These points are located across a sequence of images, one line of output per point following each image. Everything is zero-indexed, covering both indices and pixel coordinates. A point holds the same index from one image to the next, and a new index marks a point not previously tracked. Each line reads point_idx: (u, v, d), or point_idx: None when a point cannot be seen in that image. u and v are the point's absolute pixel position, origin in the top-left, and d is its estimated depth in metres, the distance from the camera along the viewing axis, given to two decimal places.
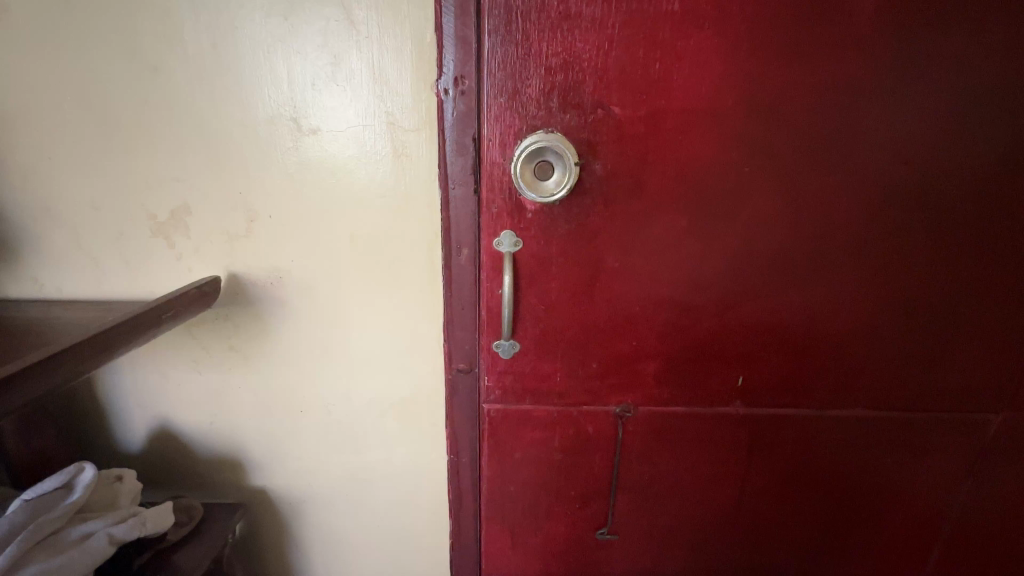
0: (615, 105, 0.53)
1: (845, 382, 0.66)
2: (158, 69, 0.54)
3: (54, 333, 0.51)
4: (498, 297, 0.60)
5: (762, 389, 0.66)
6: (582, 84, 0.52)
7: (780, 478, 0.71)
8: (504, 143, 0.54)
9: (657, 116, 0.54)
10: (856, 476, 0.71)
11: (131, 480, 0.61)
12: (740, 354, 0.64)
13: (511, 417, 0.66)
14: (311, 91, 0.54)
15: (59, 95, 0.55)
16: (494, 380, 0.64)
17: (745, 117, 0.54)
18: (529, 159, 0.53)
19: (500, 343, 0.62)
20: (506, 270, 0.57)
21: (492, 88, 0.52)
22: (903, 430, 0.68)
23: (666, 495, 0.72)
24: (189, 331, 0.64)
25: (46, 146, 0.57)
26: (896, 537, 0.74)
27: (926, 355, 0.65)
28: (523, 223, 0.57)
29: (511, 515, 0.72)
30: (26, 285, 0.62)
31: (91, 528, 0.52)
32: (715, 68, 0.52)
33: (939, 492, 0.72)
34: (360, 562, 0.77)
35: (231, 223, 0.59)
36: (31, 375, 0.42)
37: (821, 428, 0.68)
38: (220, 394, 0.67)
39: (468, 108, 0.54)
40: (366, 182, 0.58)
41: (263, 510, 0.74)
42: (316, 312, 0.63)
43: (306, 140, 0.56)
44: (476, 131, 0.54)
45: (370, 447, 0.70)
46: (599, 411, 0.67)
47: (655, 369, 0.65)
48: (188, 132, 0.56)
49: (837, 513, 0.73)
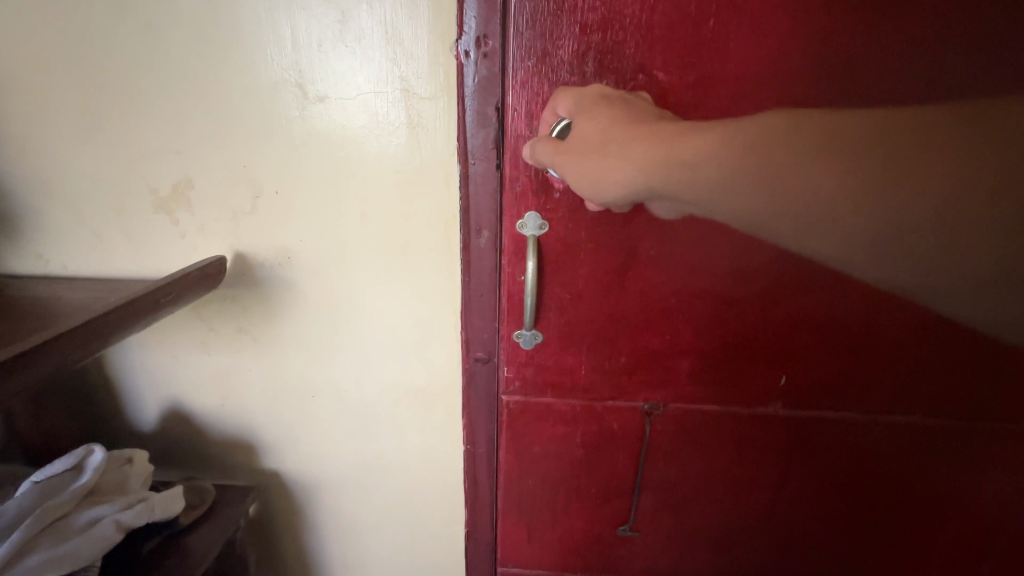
0: (659, 71, 0.47)
1: (901, 385, 0.60)
2: (152, 28, 0.49)
3: (55, 314, 0.49)
4: (521, 283, 0.56)
5: (807, 390, 0.61)
6: (622, 47, 0.46)
7: (818, 483, 0.66)
8: (531, 113, 0.48)
9: (705, 83, 0.47)
10: (904, 484, 0.65)
11: (143, 463, 0.58)
12: (785, 353, 0.59)
13: (532, 410, 0.63)
14: (317, 54, 0.49)
15: (50, 59, 0.51)
16: (515, 371, 0.61)
17: (813, 85, 0.46)
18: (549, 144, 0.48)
19: (522, 333, 0.58)
20: (529, 254, 0.52)
21: (518, 51, 0.46)
22: (964, 438, 0.62)
23: (693, 498, 0.68)
24: (195, 311, 0.61)
25: (41, 116, 0.53)
26: (944, 550, 0.69)
27: (999, 362, 0.57)
28: (549, 204, 0.52)
29: (529, 508, 0.69)
30: (31, 262, 0.59)
31: (98, 514, 0.50)
32: (778, 26, 0.45)
33: (998, 506, 0.66)
34: (373, 546, 0.76)
35: (236, 199, 0.55)
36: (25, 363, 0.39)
37: (869, 433, 0.62)
38: (229, 376, 0.65)
39: (491, 72, 0.47)
40: (378, 156, 0.53)
41: (275, 493, 0.72)
42: (326, 295, 0.59)
43: (313, 108, 0.51)
44: (500, 99, 0.48)
45: (383, 435, 0.68)
46: (625, 408, 0.62)
47: (689, 366, 0.60)
48: (186, 99, 0.51)
49: (878, 522, 0.68)
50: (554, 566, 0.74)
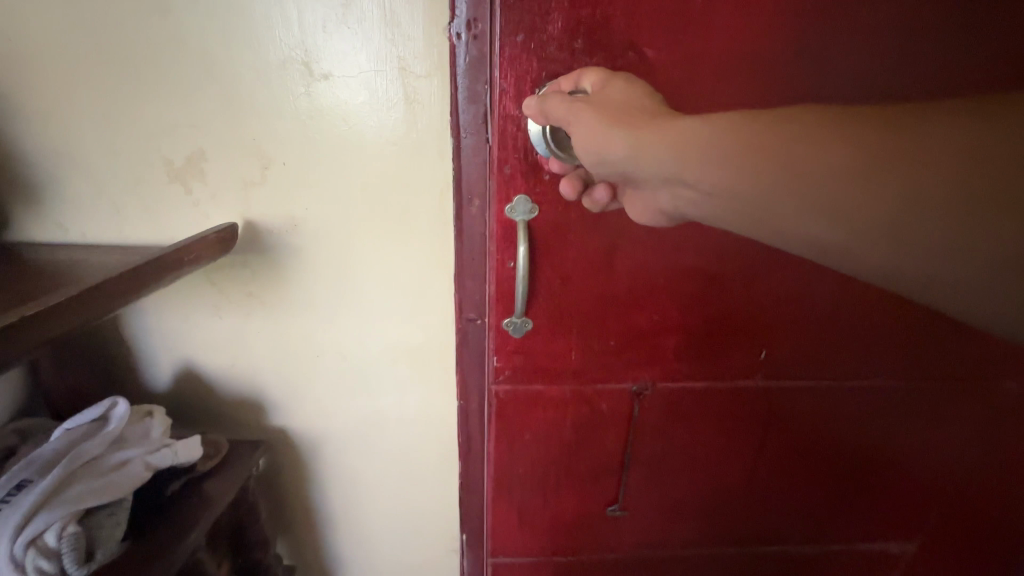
0: (637, 57, 0.51)
1: (864, 358, 0.67)
2: (168, 10, 0.53)
3: (80, 275, 0.53)
4: (509, 270, 0.60)
5: (782, 364, 0.68)
6: (602, 33, 0.50)
7: (791, 447, 0.75)
8: (519, 91, 0.52)
9: (681, 66, 0.51)
10: (864, 441, 0.75)
11: (162, 415, 0.62)
12: (762, 329, 0.65)
13: (521, 396, 0.68)
14: (322, 35, 0.53)
15: (70, 37, 0.55)
16: (504, 361, 0.66)
17: (773, 69, 0.51)
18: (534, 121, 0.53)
19: (512, 320, 0.63)
20: (521, 240, 0.57)
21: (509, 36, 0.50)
22: (916, 400, 0.72)
23: (679, 468, 0.75)
24: (207, 276, 0.66)
25: (61, 90, 0.57)
26: (896, 492, 0.81)
27: (947, 337, 0.66)
28: (538, 183, 0.56)
29: (524, 485, 0.75)
30: (49, 229, 0.63)
31: (127, 455, 0.55)
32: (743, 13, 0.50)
33: (940, 453, 0.78)
34: (373, 499, 0.83)
35: (246, 170, 0.59)
36: (65, 308, 0.44)
37: (836, 400, 0.71)
38: (239, 338, 0.70)
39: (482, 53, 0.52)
40: (377, 129, 0.57)
41: (282, 448, 0.78)
42: (329, 259, 0.64)
43: (318, 85, 0.56)
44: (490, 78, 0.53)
45: (383, 392, 0.74)
46: (615, 390, 0.69)
47: (675, 344, 0.66)
48: (201, 77, 0.56)
49: (843, 474, 0.78)
50: (546, 530, 0.79)
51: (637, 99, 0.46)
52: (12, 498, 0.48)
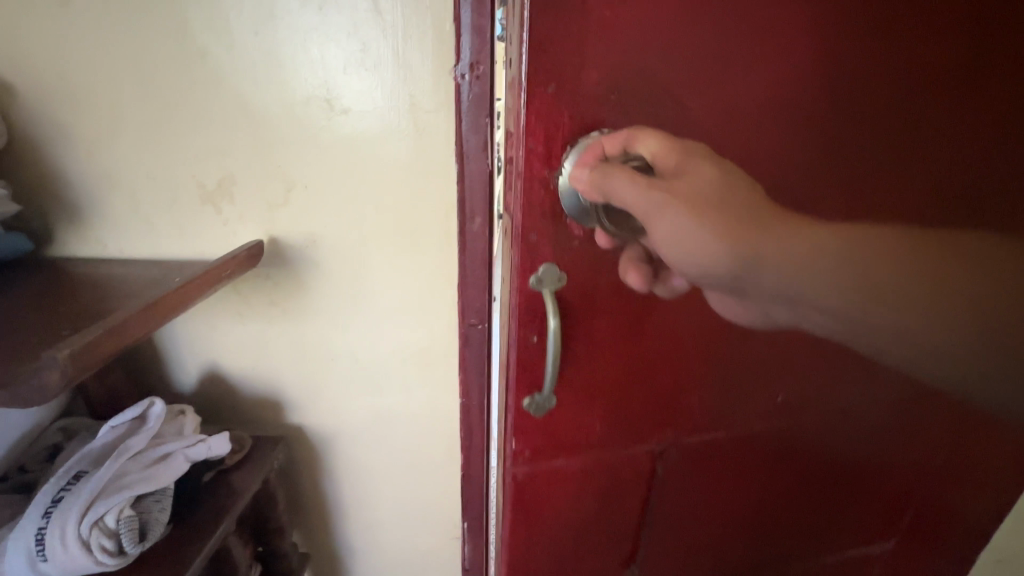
0: (691, 103, 0.42)
1: (873, 407, 0.66)
2: (205, 53, 0.60)
3: (119, 292, 0.56)
4: (530, 345, 0.52)
5: (799, 413, 0.65)
6: (653, 70, 0.41)
7: (795, 487, 0.73)
8: (549, 153, 0.43)
9: (741, 111, 0.43)
10: (858, 480, 0.75)
11: (193, 414, 0.69)
12: (783, 381, 0.61)
13: (540, 476, 0.62)
14: (342, 75, 0.61)
15: (115, 75, 0.61)
16: (521, 443, 0.59)
17: (838, 112, 0.45)
18: (574, 201, 0.44)
19: (535, 399, 0.55)
20: (550, 313, 0.48)
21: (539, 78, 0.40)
22: (917, 443, 0.71)
23: (690, 520, 0.72)
24: (234, 287, 0.72)
25: (105, 122, 0.63)
26: (884, 523, 0.82)
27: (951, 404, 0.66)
28: (567, 253, 0.48)
29: (538, 560, 0.68)
30: (90, 245, 0.69)
31: (169, 449, 0.61)
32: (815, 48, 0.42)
33: (929, 492, 0.78)
34: (381, 490, 0.89)
35: (271, 191, 0.66)
36: (136, 321, 0.48)
37: (841, 442, 0.69)
38: (261, 343, 0.76)
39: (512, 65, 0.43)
40: (391, 156, 0.65)
41: (299, 444, 0.85)
42: (345, 271, 0.71)
43: (337, 118, 0.63)
44: (513, 126, 0.43)
45: (392, 390, 0.80)
46: (636, 456, 0.64)
47: (696, 403, 0.61)
48: (233, 111, 0.62)
49: (834, 509, 0.78)
50: None
51: (732, 185, 0.42)
52: (72, 486, 0.54)
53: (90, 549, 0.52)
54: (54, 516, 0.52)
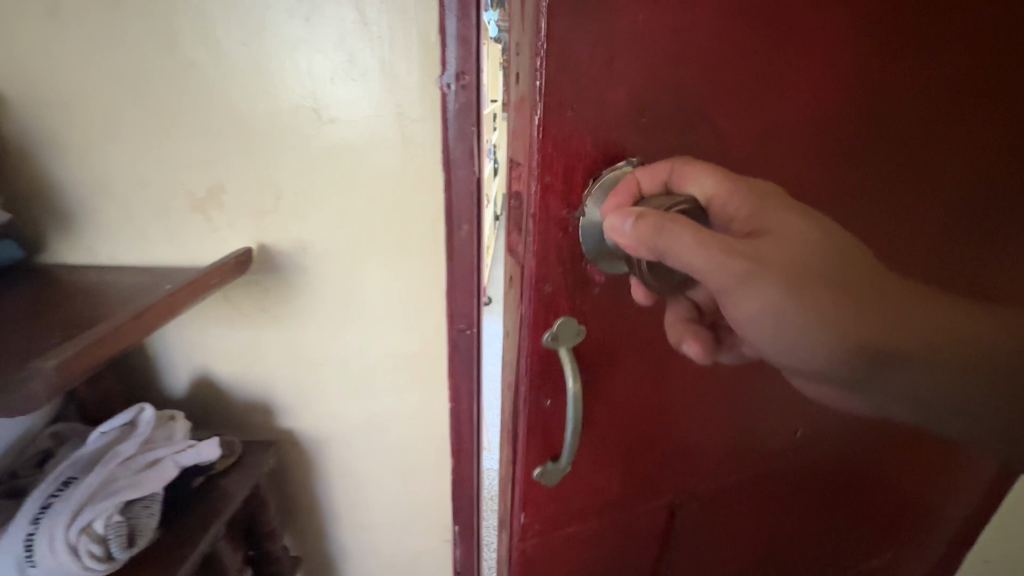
0: (687, 123, 0.44)
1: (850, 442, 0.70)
2: (194, 63, 0.60)
3: (108, 299, 0.57)
4: (544, 408, 0.52)
5: (788, 455, 0.68)
6: (655, 102, 0.42)
7: (794, 523, 0.76)
8: (557, 184, 0.43)
9: (733, 139, 0.46)
10: (852, 508, 0.78)
11: (184, 419, 0.70)
12: (771, 422, 0.64)
13: (556, 539, 0.61)
14: (330, 85, 0.61)
15: (104, 86, 0.61)
16: (527, 504, 0.57)
17: (811, 131, 0.49)
18: (597, 240, 0.45)
19: (549, 468, 0.54)
20: (567, 375, 0.48)
21: (551, 115, 0.41)
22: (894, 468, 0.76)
23: (699, 558, 0.74)
24: (224, 294, 0.73)
25: (96, 131, 0.64)
26: (880, 538, 0.84)
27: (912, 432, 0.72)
28: (578, 308, 0.48)
29: None
30: (81, 252, 0.70)
31: (159, 455, 0.62)
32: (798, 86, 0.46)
33: (915, 512, 0.82)
34: (373, 494, 0.90)
35: (261, 200, 0.67)
36: (130, 328, 0.49)
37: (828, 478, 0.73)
38: (251, 348, 0.77)
39: (520, 103, 0.43)
40: (379, 164, 0.65)
41: (289, 449, 0.85)
42: (334, 277, 0.72)
43: (325, 127, 0.63)
44: (528, 167, 0.43)
45: (383, 395, 0.81)
46: (655, 510, 0.65)
47: (697, 451, 0.63)
48: (222, 121, 0.63)
49: (834, 538, 0.81)
50: None
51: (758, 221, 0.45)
52: (63, 492, 0.55)
53: (78, 555, 0.52)
54: (44, 521, 0.52)
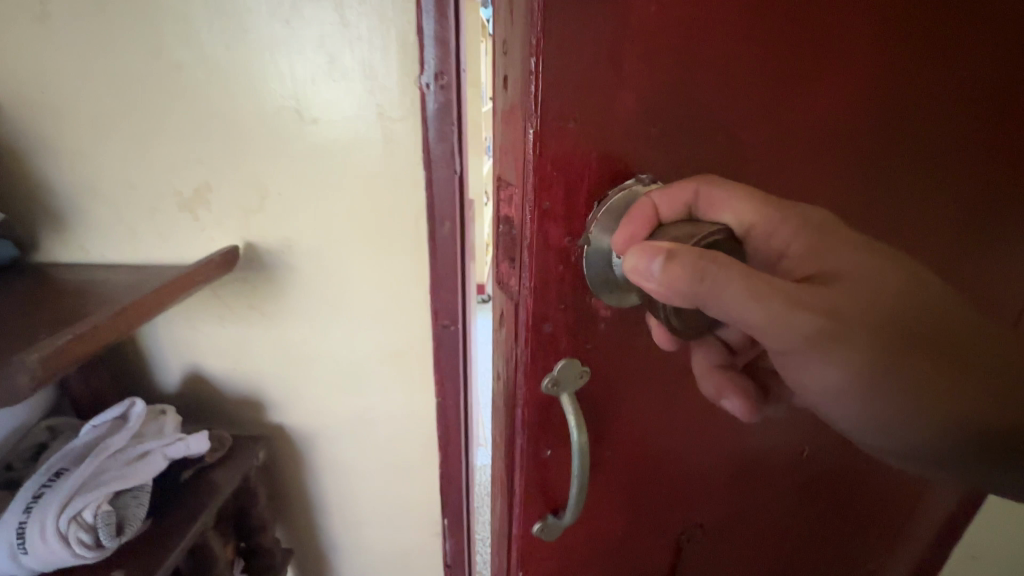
0: (699, 136, 0.40)
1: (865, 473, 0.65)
2: (179, 65, 0.62)
3: (95, 297, 0.59)
4: (543, 459, 0.49)
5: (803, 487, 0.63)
6: (656, 109, 0.38)
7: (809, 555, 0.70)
8: (555, 213, 0.39)
9: (749, 146, 0.41)
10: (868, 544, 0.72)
11: (174, 413, 0.72)
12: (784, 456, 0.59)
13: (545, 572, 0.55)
14: (312, 86, 0.63)
15: (93, 88, 0.63)
16: (521, 534, 0.52)
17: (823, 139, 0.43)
18: (603, 270, 0.41)
19: (550, 521, 0.50)
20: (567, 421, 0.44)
21: (548, 124, 0.36)
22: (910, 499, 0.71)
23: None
24: (213, 290, 0.74)
25: (85, 133, 0.66)
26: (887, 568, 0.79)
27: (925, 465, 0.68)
28: (578, 347, 0.44)
29: None
30: (73, 250, 0.72)
31: (148, 447, 0.64)
32: (818, 88, 0.41)
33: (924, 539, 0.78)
34: (363, 487, 0.92)
35: (246, 199, 0.68)
36: (112, 326, 0.51)
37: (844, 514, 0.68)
38: (240, 344, 0.78)
39: (513, 115, 0.40)
40: (361, 164, 0.67)
41: (281, 443, 0.87)
42: (320, 274, 0.73)
43: (308, 126, 0.65)
44: (522, 190, 0.40)
45: (370, 390, 0.83)
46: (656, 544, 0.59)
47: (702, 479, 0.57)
48: (208, 122, 0.65)
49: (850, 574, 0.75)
50: None
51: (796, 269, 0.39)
52: (53, 482, 0.56)
53: (67, 543, 0.54)
54: (34, 511, 0.54)
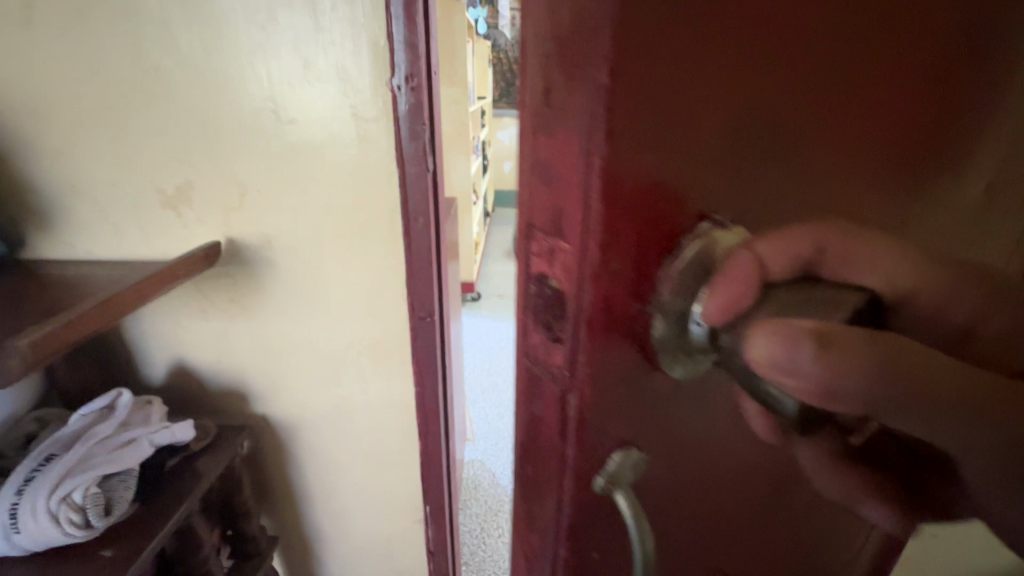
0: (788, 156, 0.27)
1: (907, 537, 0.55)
2: (159, 69, 0.65)
3: (79, 290, 0.61)
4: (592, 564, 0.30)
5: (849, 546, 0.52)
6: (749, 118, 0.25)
7: None
8: (632, 274, 0.24)
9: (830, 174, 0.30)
10: None
11: (159, 404, 0.75)
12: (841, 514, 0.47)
13: None
14: (288, 88, 0.66)
15: (78, 90, 0.66)
16: None
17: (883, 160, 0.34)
18: (679, 343, 0.26)
19: None
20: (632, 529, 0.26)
21: (620, 142, 0.21)
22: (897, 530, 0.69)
23: None
24: (196, 284, 0.77)
25: (70, 133, 0.68)
26: None
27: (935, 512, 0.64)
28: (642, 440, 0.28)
29: None
30: (59, 247, 0.74)
31: (135, 435, 0.67)
32: (890, 107, 0.32)
33: None
34: (346, 475, 0.95)
35: (227, 196, 0.72)
36: (97, 315, 0.54)
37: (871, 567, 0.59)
38: (222, 337, 0.81)
39: (555, 122, 0.22)
40: (337, 162, 0.70)
41: (265, 433, 0.90)
42: (298, 269, 0.77)
43: (285, 127, 0.68)
44: (574, 242, 0.23)
45: (351, 382, 0.86)
46: None
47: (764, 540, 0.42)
48: (188, 123, 0.68)
49: None
50: None
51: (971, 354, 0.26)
52: (43, 467, 0.59)
53: (58, 522, 0.57)
54: (26, 493, 0.57)
